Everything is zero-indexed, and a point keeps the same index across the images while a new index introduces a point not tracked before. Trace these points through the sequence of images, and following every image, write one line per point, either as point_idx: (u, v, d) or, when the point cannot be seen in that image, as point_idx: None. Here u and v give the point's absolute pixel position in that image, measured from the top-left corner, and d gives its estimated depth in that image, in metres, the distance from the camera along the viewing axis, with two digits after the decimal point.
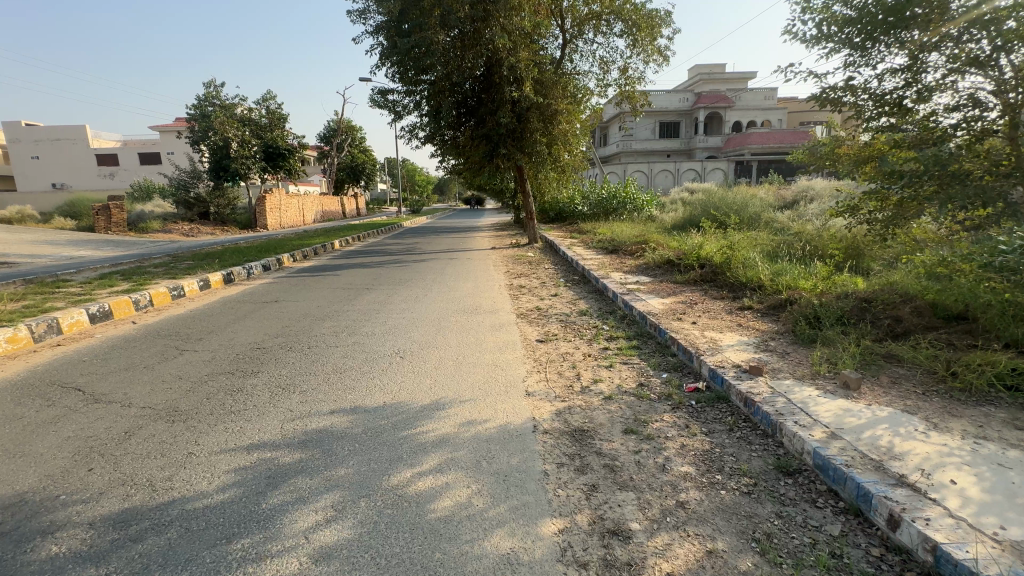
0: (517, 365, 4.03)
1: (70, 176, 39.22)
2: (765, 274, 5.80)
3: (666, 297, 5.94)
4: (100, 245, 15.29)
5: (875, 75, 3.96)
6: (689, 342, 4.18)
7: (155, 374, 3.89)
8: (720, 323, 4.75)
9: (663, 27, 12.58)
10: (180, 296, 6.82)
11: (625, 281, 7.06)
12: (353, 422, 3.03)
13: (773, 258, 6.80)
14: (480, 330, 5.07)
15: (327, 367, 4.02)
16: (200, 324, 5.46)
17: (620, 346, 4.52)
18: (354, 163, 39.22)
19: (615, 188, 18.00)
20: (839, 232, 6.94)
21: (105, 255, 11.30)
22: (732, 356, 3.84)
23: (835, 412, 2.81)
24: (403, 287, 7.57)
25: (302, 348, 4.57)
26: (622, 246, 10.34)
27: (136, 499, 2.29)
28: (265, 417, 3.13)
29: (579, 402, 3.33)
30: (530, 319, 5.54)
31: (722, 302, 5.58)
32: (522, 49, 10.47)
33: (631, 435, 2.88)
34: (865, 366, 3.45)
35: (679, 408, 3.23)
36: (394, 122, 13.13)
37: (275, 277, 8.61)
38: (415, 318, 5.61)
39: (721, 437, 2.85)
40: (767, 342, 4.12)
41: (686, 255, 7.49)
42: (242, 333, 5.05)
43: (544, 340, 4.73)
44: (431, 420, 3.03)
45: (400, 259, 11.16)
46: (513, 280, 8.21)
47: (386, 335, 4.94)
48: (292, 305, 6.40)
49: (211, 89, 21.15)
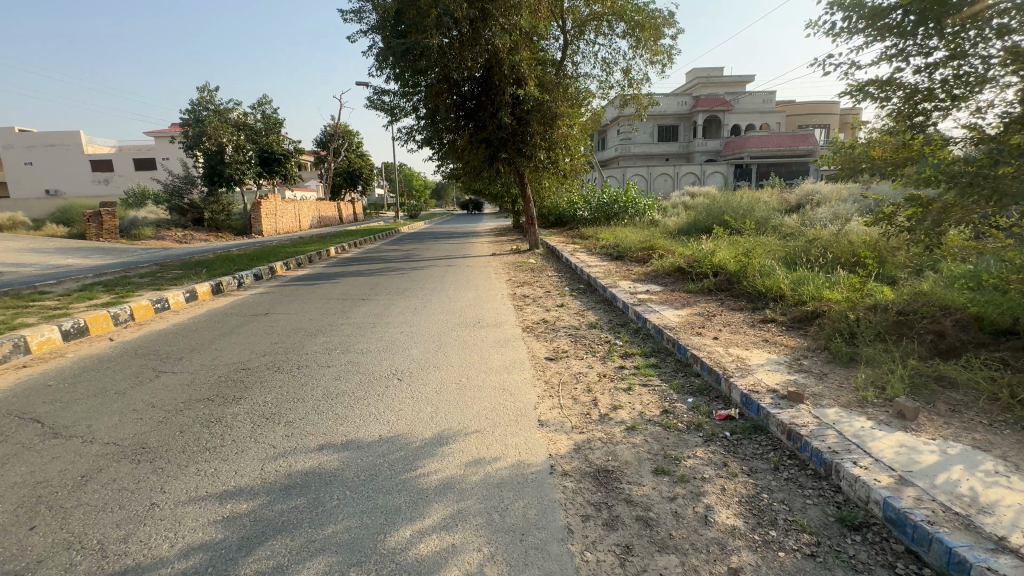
0: (527, 389, 3.66)
1: (65, 183, 39.02)
2: (786, 284, 5.46)
3: (682, 308, 5.58)
4: (90, 252, 14.92)
5: (916, 68, 3.62)
6: (714, 361, 3.82)
7: (126, 403, 3.51)
8: (744, 339, 4.38)
9: (666, 28, 12.27)
10: (164, 309, 6.43)
11: (634, 290, 6.71)
12: (344, 463, 2.64)
13: (791, 266, 6.47)
14: (485, 346, 4.70)
15: (319, 392, 3.65)
16: (183, 341, 5.08)
17: (637, 365, 4.16)
18: (351, 168, 38.81)
19: (617, 192, 17.72)
20: (861, 237, 6.59)
21: (91, 264, 10.92)
22: (765, 377, 3.47)
23: (898, 450, 2.45)
24: (402, 298, 7.20)
25: (290, 369, 4.19)
26: (627, 252, 9.99)
27: (80, 569, 1.90)
28: (245, 455, 2.74)
29: (599, 435, 2.96)
30: (537, 334, 5.16)
31: (742, 314, 5.23)
32: (523, 49, 10.12)
33: (663, 476, 2.50)
34: (917, 391, 3.09)
35: (713, 442, 2.86)
36: (391, 124, 12.78)
37: (267, 287, 8.23)
38: (414, 333, 5.24)
39: (766, 478, 2.48)
40: (800, 361, 3.76)
41: (698, 263, 7.15)
42: (226, 352, 4.66)
43: (554, 358, 4.36)
44: (434, 460, 2.65)
45: (397, 266, 10.79)
46: (517, 289, 7.85)
47: (383, 353, 4.57)
48: (283, 318, 6.01)
49: (205, 94, 20.79)
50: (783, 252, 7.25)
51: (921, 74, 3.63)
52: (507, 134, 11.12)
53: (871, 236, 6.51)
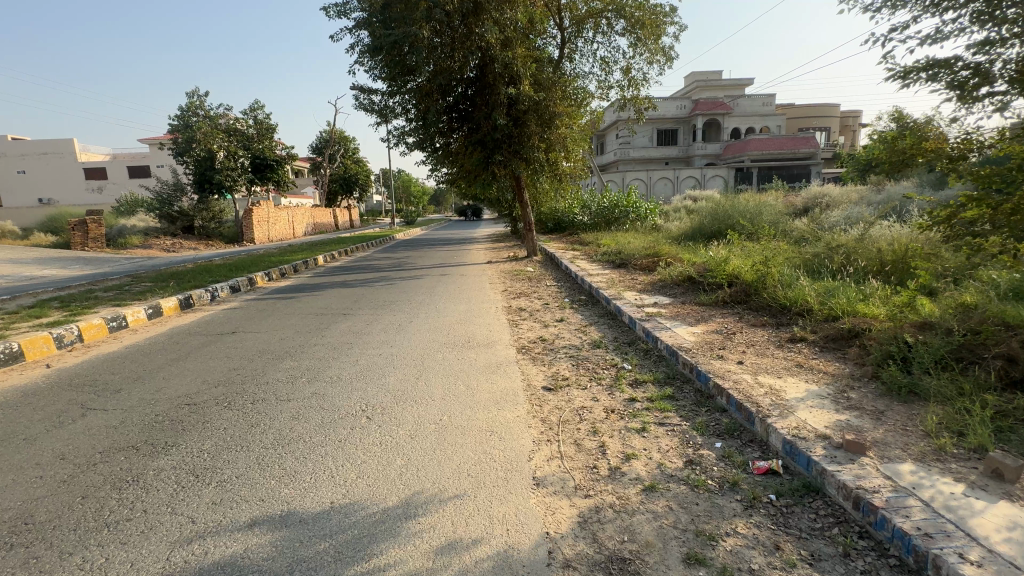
0: (520, 432, 3.02)
1: (58, 191, 38.46)
2: (813, 297, 4.87)
3: (696, 325, 4.96)
4: (68, 263, 14.29)
5: (972, 47, 3.02)
6: (742, 395, 3.19)
7: (31, 454, 2.88)
8: (774, 363, 3.76)
9: (668, 25, 11.70)
10: (120, 327, 5.80)
11: (641, 302, 6.11)
12: (276, 548, 2.01)
13: (814, 277, 5.88)
14: (472, 373, 4.07)
15: (271, 436, 3.03)
16: (130, 367, 4.44)
17: (650, 398, 3.53)
18: (346, 174, 38.21)
19: (617, 197, 17.19)
20: (887, 241, 6.01)
21: (63, 276, 10.29)
22: (809, 417, 2.85)
23: (1012, 533, 1.83)
24: (387, 312, 6.58)
25: (243, 404, 3.56)
26: (630, 259, 9.41)
27: None
28: (152, 536, 2.12)
29: (610, 500, 2.33)
30: (533, 357, 4.53)
31: (766, 331, 4.63)
32: (518, 46, 9.60)
33: (699, 569, 1.88)
34: (1005, 437, 2.47)
35: (755, 510, 2.23)
36: (381, 126, 12.20)
37: (242, 299, 7.61)
38: (393, 357, 4.59)
39: (837, 571, 1.86)
40: (846, 395, 3.14)
41: (709, 272, 6.57)
42: (174, 382, 4.03)
43: (552, 388, 3.73)
44: (394, 545, 2.01)
45: (387, 276, 10.17)
46: (512, 301, 7.26)
47: (353, 382, 3.94)
48: (250, 338, 5.37)
49: (194, 99, 20.31)
50: (802, 261, 6.65)
51: (979, 53, 3.03)
52: (503, 136, 10.53)
53: (900, 240, 5.92)
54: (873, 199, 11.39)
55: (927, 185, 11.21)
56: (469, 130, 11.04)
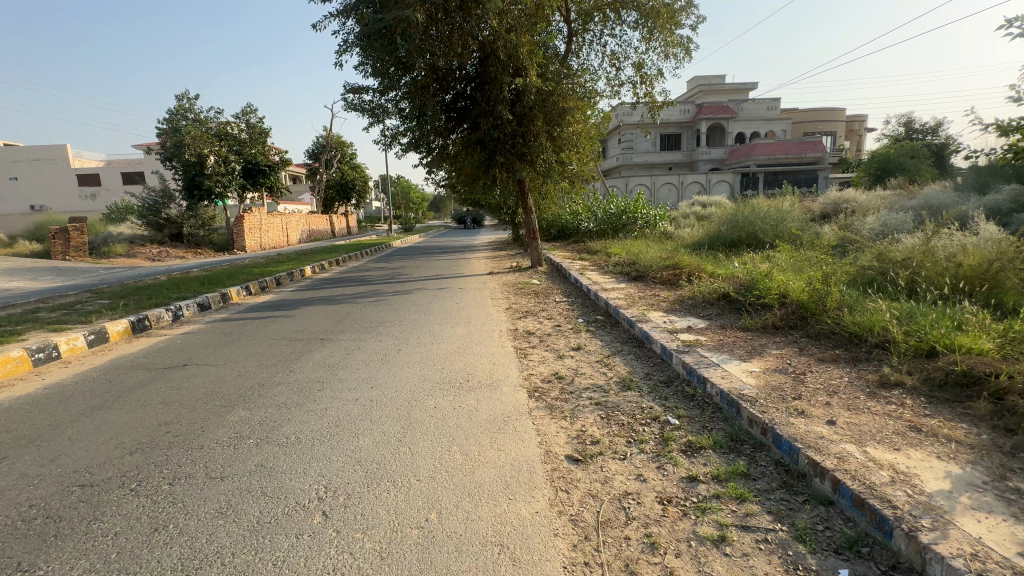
0: (545, 545, 2.05)
1: (49, 198, 37.62)
2: (898, 324, 3.90)
3: (750, 360, 4.00)
4: (41, 274, 13.30)
5: None
6: (861, 484, 2.22)
7: None
8: (879, 424, 2.79)
9: (686, 15, 10.77)
10: (48, 359, 4.83)
11: (672, 326, 5.13)
12: None
13: (880, 296, 4.91)
14: (473, 432, 3.09)
15: (175, 554, 2.05)
16: (35, 421, 3.45)
17: (717, 478, 2.55)
18: (343, 180, 37.33)
19: (625, 202, 16.28)
20: (964, 252, 5.06)
21: (23, 290, 9.32)
22: (982, 534, 1.87)
23: None
24: (372, 338, 5.59)
25: (155, 488, 2.57)
26: (648, 271, 8.47)
27: None
28: None
29: None
30: (550, 405, 3.56)
31: (843, 370, 3.66)
32: (522, 32, 8.71)
33: None
34: None
35: None
36: (372, 126, 11.26)
37: (208, 321, 6.64)
38: (373, 404, 3.61)
39: None
40: (1011, 486, 2.18)
41: (749, 289, 5.65)
42: (79, 446, 3.05)
43: (579, 459, 2.77)
44: None
45: (378, 289, 9.21)
46: (519, 322, 6.30)
47: (315, 447, 2.96)
48: (201, 375, 4.39)
49: (184, 102, 19.50)
50: (856, 277, 5.71)
51: None
52: (504, 135, 9.62)
53: (981, 250, 4.96)
54: (905, 205, 10.47)
55: (965, 188, 10.30)
56: (467, 130, 10.20)
